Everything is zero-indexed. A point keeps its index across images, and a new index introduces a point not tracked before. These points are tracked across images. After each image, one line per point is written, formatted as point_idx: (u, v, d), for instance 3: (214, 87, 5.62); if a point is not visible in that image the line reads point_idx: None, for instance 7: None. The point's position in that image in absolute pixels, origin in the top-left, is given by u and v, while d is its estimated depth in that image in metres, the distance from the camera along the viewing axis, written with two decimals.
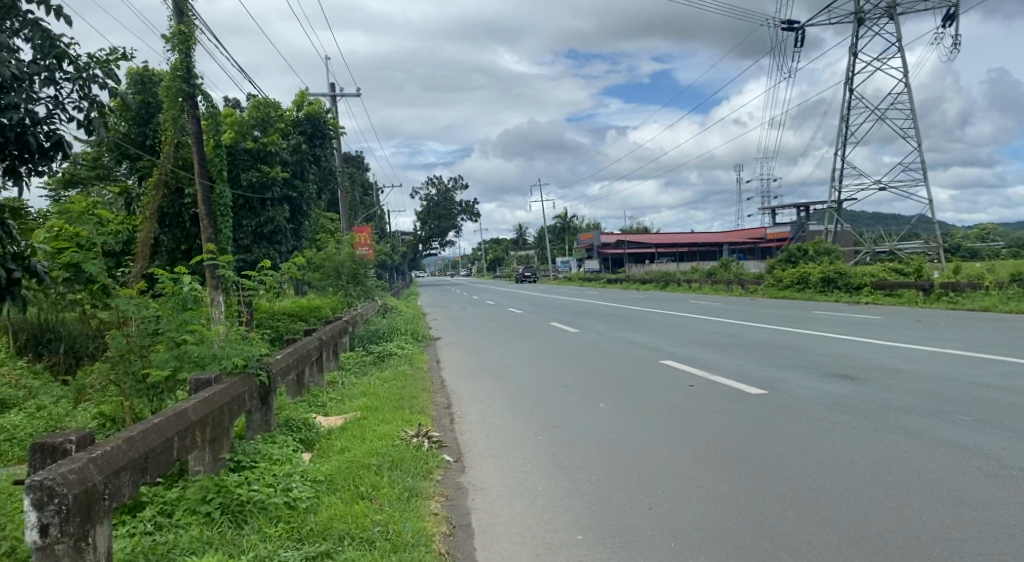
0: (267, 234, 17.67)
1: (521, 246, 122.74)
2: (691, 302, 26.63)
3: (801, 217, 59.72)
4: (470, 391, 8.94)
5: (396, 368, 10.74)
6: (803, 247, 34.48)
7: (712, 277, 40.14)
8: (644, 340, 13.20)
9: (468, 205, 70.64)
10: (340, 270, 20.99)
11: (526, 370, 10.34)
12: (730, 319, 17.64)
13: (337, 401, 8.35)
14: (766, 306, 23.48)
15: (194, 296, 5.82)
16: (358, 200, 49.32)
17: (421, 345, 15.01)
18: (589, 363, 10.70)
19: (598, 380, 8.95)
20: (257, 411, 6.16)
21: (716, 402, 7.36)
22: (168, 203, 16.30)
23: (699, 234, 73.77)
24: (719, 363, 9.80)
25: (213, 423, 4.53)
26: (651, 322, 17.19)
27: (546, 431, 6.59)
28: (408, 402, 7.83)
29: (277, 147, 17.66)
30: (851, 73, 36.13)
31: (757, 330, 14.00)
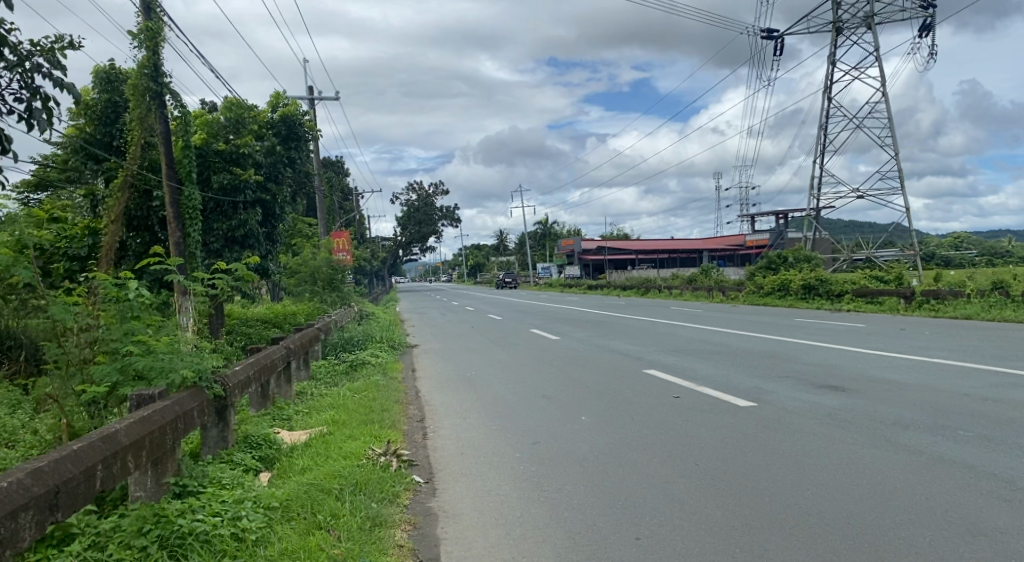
0: (239, 238, 17.12)
1: (502, 252, 122.42)
2: (673, 310, 26.39)
3: (780, 225, 60.04)
4: (445, 403, 8.53)
5: (370, 378, 10.28)
6: (783, 255, 34.48)
7: (692, 283, 40.05)
8: (627, 349, 12.88)
9: (448, 211, 70.18)
10: (316, 275, 20.47)
11: (504, 381, 9.95)
12: (713, 327, 17.40)
13: (304, 414, 7.89)
14: (748, 313, 23.27)
15: (140, 303, 5.36)
16: (337, 205, 48.67)
17: (398, 353, 14.58)
18: (571, 372, 10.35)
19: (579, 391, 8.58)
20: (213, 427, 5.71)
21: (702, 415, 7.03)
22: (134, 205, 15.68)
23: (679, 240, 73.87)
24: (705, 373, 9.49)
25: (156, 446, 4.08)
26: (633, 330, 16.91)
27: (525, 448, 6.20)
28: (379, 415, 7.40)
29: (251, 149, 17.12)
30: (829, 82, 36.37)
31: (741, 338, 13.74)
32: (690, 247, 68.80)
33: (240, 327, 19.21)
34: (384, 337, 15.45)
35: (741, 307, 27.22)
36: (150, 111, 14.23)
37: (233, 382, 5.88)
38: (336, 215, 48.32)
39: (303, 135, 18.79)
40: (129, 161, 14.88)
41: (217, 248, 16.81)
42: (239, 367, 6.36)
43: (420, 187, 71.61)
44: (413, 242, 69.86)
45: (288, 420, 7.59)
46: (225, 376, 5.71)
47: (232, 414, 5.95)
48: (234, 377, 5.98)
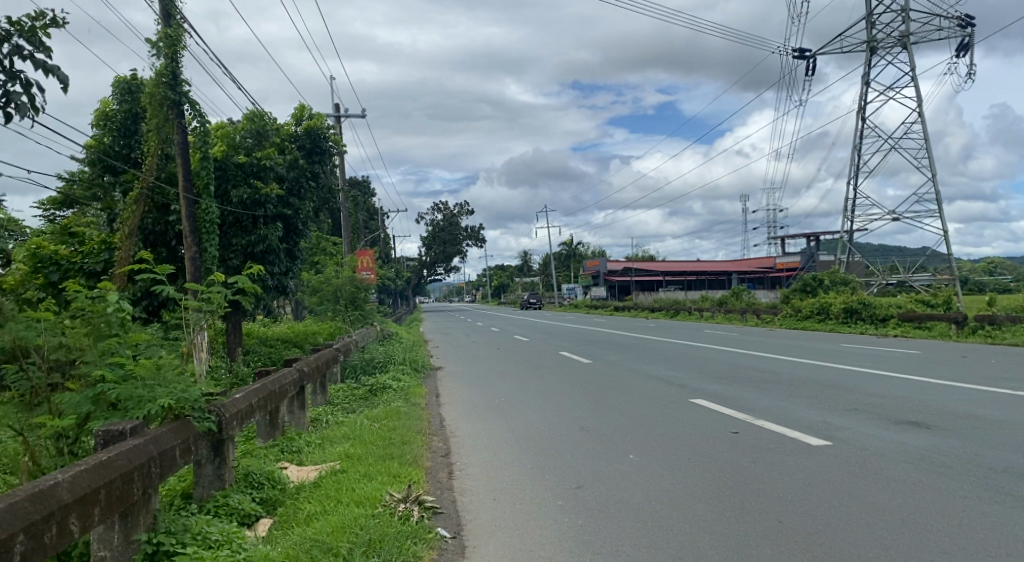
0: (259, 254, 16.50)
1: (526, 273, 121.46)
2: (706, 333, 25.22)
3: (812, 247, 58.73)
4: (473, 435, 7.66)
5: (388, 404, 9.46)
6: (819, 277, 33.28)
7: (723, 306, 38.91)
8: (666, 375, 12.00)
9: (473, 231, 69.64)
10: (339, 293, 19.80)
11: (537, 409, 9.07)
12: (754, 351, 16.41)
13: (316, 445, 7.08)
14: (788, 337, 22.06)
15: (122, 318, 4.60)
16: (361, 223, 48.20)
17: (421, 376, 13.79)
18: (610, 400, 9.44)
19: (622, 423, 7.69)
20: (209, 463, 4.95)
21: (770, 454, 6.11)
22: (150, 219, 15.13)
23: (707, 262, 72.46)
24: (759, 405, 8.60)
25: (125, 497, 3.29)
26: (669, 353, 16.00)
27: (568, 494, 5.31)
28: (398, 449, 6.56)
29: (272, 162, 16.55)
30: (863, 102, 35.51)
31: (790, 365, 12.74)
32: (718, 269, 67.26)
33: (259, 347, 18.62)
34: (408, 358, 14.66)
35: (779, 331, 25.98)
36: (169, 122, 13.73)
37: (232, 409, 5.13)
38: (359, 234, 47.87)
39: (328, 148, 18.12)
40: (145, 173, 14.40)
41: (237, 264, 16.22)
42: (242, 393, 5.61)
43: (444, 207, 71.09)
44: (438, 262, 69.37)
45: (297, 455, 6.75)
46: (222, 405, 4.96)
47: (231, 448, 5.21)
48: (234, 404, 5.24)
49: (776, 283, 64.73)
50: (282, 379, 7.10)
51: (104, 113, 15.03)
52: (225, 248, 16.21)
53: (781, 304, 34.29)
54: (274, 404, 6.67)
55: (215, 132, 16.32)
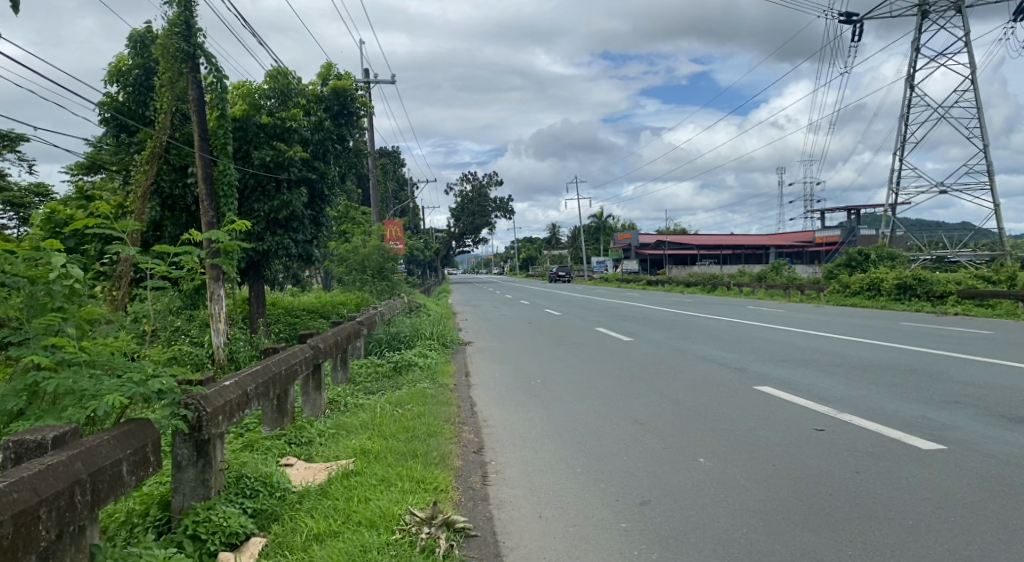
0: (281, 221, 15.57)
1: (555, 245, 120.05)
2: (748, 308, 23.95)
3: (852, 221, 56.69)
4: (509, 426, 6.66)
5: (416, 385, 8.51)
6: (866, 251, 31.65)
7: (762, 281, 37.45)
8: (718, 356, 10.91)
9: (503, 202, 68.41)
10: (365, 263, 18.90)
11: (580, 395, 8.04)
12: (807, 330, 15.21)
13: (333, 435, 6.13)
14: (838, 314, 20.69)
15: (68, 289, 3.61)
16: (389, 191, 47.44)
17: (450, 352, 12.87)
18: (663, 386, 8.37)
19: (682, 417, 6.61)
20: (189, 467, 4.05)
21: (876, 460, 5.01)
22: (166, 181, 14.39)
23: (742, 236, 70.44)
24: (839, 395, 7.49)
25: (25, 540, 2.33)
26: (716, 331, 14.87)
27: (632, 512, 4.27)
28: (422, 443, 5.59)
29: (298, 123, 15.54)
30: (913, 68, 33.68)
31: (855, 347, 11.52)
32: (754, 244, 65.19)
33: (284, 318, 17.91)
34: (436, 333, 13.70)
35: (825, 307, 24.59)
36: (182, 76, 12.87)
37: (220, 400, 4.12)
38: (388, 202, 47.04)
39: (356, 111, 17.02)
40: (157, 130, 13.55)
41: (259, 232, 15.33)
42: (234, 379, 4.60)
43: (474, 178, 69.87)
44: (467, 234, 68.52)
45: (302, 447, 5.79)
46: (203, 396, 3.94)
47: (219, 448, 4.26)
48: (222, 392, 4.23)
49: (814, 258, 62.71)
50: (292, 358, 6.13)
51: (117, 69, 14.18)
52: (246, 213, 15.27)
53: (825, 279, 32.76)
54: (281, 390, 5.73)
55: (234, 90, 15.37)
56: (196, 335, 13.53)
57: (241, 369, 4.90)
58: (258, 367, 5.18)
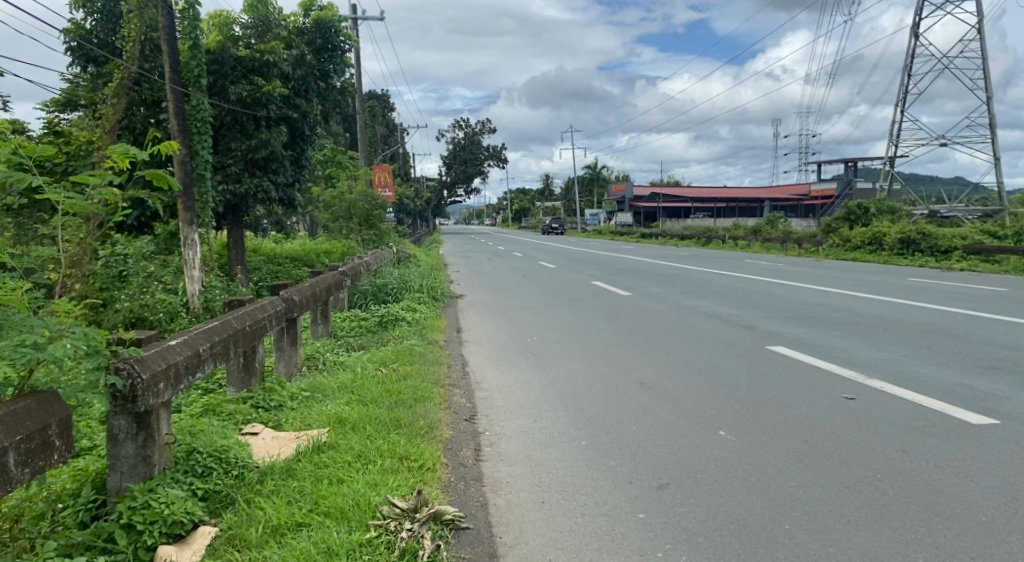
0: (259, 161, 14.71)
1: (547, 196, 118.77)
2: (746, 262, 23.41)
3: (848, 174, 55.95)
4: (504, 389, 6.06)
5: (402, 342, 7.90)
6: (864, 204, 31.03)
7: (758, 234, 36.82)
8: (724, 313, 10.35)
9: (496, 151, 67.00)
10: (353, 210, 18.04)
11: (581, 355, 7.43)
12: (811, 285, 14.68)
13: (309, 396, 5.52)
14: (839, 269, 20.14)
15: None
16: (378, 136, 46.15)
17: (440, 305, 12.25)
18: (670, 346, 7.81)
19: (694, 382, 6.03)
20: (127, 441, 3.41)
21: (920, 438, 4.47)
22: (139, 117, 13.52)
23: (737, 188, 69.55)
24: (862, 358, 6.95)
25: None
26: (717, 286, 14.31)
27: (650, 497, 3.69)
28: (407, 410, 4.97)
29: (278, 57, 14.51)
30: (919, 15, 32.61)
31: (867, 304, 10.98)
32: (749, 197, 64.34)
33: (267, 266, 17.18)
34: (426, 284, 13.03)
35: (824, 262, 24.03)
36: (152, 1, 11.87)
37: (167, 366, 3.44)
38: (377, 148, 45.79)
39: (340, 45, 16.00)
40: (126, 61, 12.56)
41: (237, 173, 14.47)
42: (185, 336, 3.91)
43: (466, 125, 68.19)
44: (459, 183, 67.27)
45: (271, 411, 5.16)
46: (139, 360, 3.25)
47: (165, 419, 3.63)
48: (169, 354, 3.55)
49: (809, 212, 62.08)
50: (261, 311, 5.47)
51: None
52: (223, 153, 14.40)
53: (823, 232, 32.17)
54: (247, 348, 5.09)
55: (211, 19, 14.27)
56: (171, 282, 12.89)
57: (199, 325, 4.24)
58: (218, 321, 4.51)
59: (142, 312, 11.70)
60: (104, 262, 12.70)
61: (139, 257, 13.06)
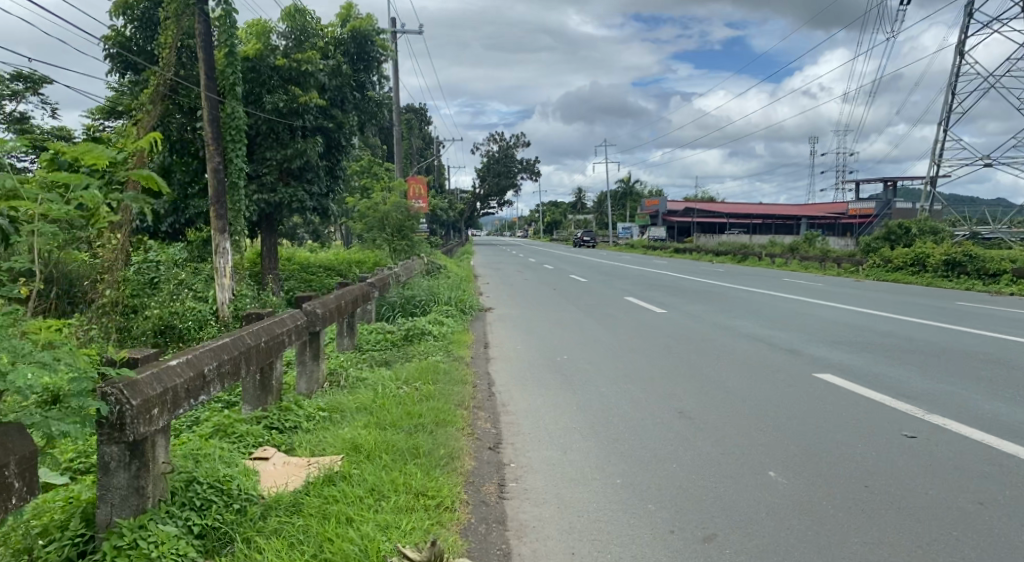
0: (294, 171, 14.56)
1: (579, 210, 118.33)
2: (785, 282, 22.74)
3: (889, 193, 54.68)
4: (531, 414, 5.68)
5: (428, 358, 7.55)
6: (907, 224, 30.11)
7: (796, 252, 35.98)
8: (766, 335, 9.87)
9: (529, 163, 66.78)
10: (384, 221, 17.86)
11: (613, 377, 7.01)
12: (855, 306, 14.07)
13: (326, 416, 5.20)
14: (881, 291, 19.40)
15: None
16: (413, 147, 46.17)
17: (469, 318, 11.94)
18: (708, 370, 7.36)
19: (736, 412, 5.60)
20: (119, 470, 3.11)
21: (997, 488, 3.99)
22: (174, 124, 13.48)
23: (774, 205, 68.37)
24: (919, 390, 6.48)
25: None
26: (757, 306, 13.79)
27: (692, 553, 3.29)
28: (427, 437, 4.61)
29: (314, 67, 14.38)
30: (967, 31, 31.69)
31: (916, 329, 10.38)
32: (786, 214, 63.21)
33: (298, 275, 17.12)
34: (455, 298, 12.71)
35: (864, 282, 23.23)
36: (188, 8, 11.80)
37: (163, 390, 3.15)
38: (410, 159, 45.87)
39: (376, 56, 15.80)
40: (162, 67, 12.49)
41: (271, 181, 14.37)
42: (190, 355, 3.61)
43: (500, 137, 68.19)
44: (492, 195, 67.15)
45: (286, 432, 4.85)
46: (131, 384, 2.95)
47: (162, 447, 3.32)
48: (169, 376, 3.26)
49: (848, 230, 60.74)
50: (280, 325, 5.19)
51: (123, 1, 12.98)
52: (258, 161, 14.29)
53: (864, 252, 31.26)
54: (262, 366, 4.79)
55: (249, 28, 14.21)
56: (202, 289, 12.74)
57: (209, 341, 3.96)
58: (231, 336, 4.24)
59: (170, 320, 11.63)
60: (137, 269, 13.20)
61: (171, 264, 13.32)
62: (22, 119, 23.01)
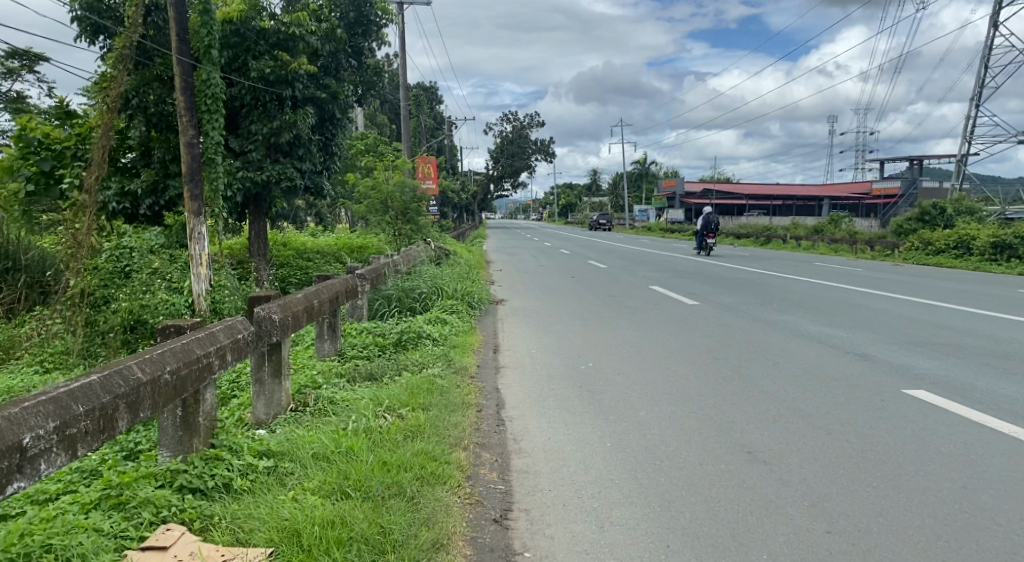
0: (283, 146, 13.12)
1: (594, 191, 116.28)
2: (819, 266, 21.16)
3: (915, 172, 52.64)
4: (553, 457, 4.26)
5: (422, 371, 6.14)
6: (942, 204, 28.36)
7: (822, 234, 34.27)
8: (825, 334, 8.43)
9: (543, 144, 64.87)
10: (388, 203, 16.39)
11: (652, 396, 5.59)
12: (911, 296, 12.56)
13: (268, 469, 3.79)
14: (927, 276, 17.74)
15: None
16: (421, 126, 44.55)
17: (476, 313, 10.53)
18: (769, 386, 5.94)
19: (823, 458, 4.22)
20: None
21: None
22: (152, 96, 12.17)
23: (796, 186, 66.29)
24: None
25: None
26: (800, 296, 12.33)
27: None
28: (401, 513, 3.22)
29: (305, 30, 12.94)
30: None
31: (1001, 326, 8.86)
32: (808, 194, 61.17)
33: (295, 261, 15.84)
34: (461, 289, 11.28)
35: (904, 266, 21.52)
36: None
37: None
38: (420, 141, 44.05)
39: (374, 19, 14.31)
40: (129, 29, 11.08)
41: (257, 159, 12.88)
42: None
43: (514, 118, 66.18)
44: (506, 176, 65.49)
45: (206, 498, 3.46)
46: None
47: None
48: None
49: (873, 211, 58.55)
50: (204, 344, 3.75)
51: None
52: (244, 136, 12.87)
53: (898, 233, 29.49)
54: (171, 404, 3.38)
55: None
56: (178, 279, 11.29)
57: (64, 384, 2.59)
58: (113, 368, 2.84)
59: (142, 314, 10.25)
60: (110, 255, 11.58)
61: (146, 249, 11.70)
62: (16, 99, 21.73)
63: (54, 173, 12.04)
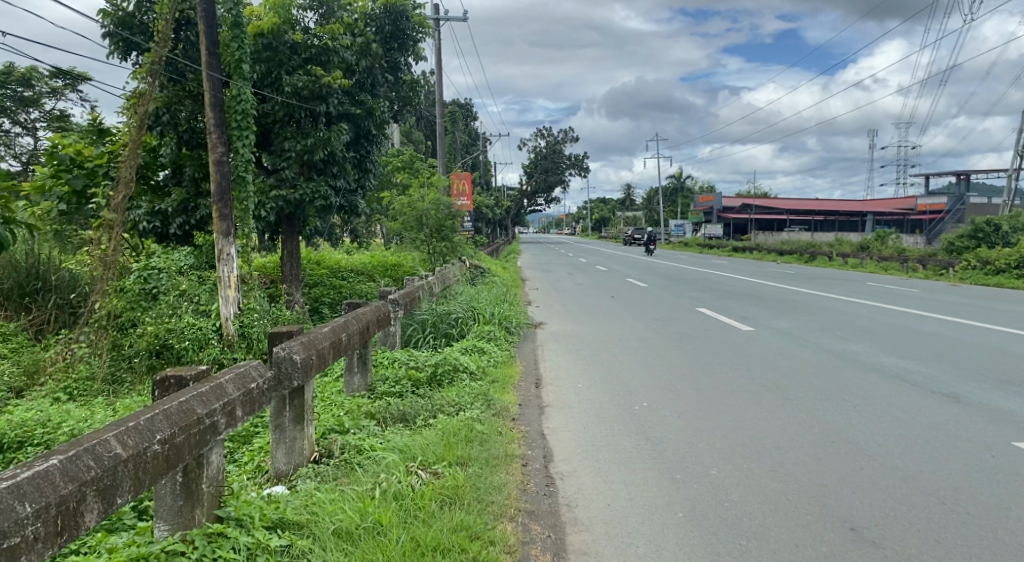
0: (316, 163, 12.70)
1: (628, 206, 115.15)
2: (871, 286, 20.07)
3: (964, 186, 50.71)
4: (616, 533, 3.60)
5: (460, 414, 5.51)
6: (998, 220, 26.96)
7: (868, 251, 32.95)
8: (903, 369, 7.60)
9: (577, 159, 64.12)
10: (422, 221, 15.87)
11: (723, 448, 4.89)
12: (982, 321, 11.60)
13: (279, 549, 3.18)
14: (991, 298, 16.59)
15: None
16: (456, 142, 44.21)
17: (516, 339, 9.89)
18: (855, 435, 5.20)
19: (943, 540, 3.50)
20: None
21: None
22: (184, 112, 11.82)
23: (838, 201, 64.56)
24: None
25: None
26: (863, 322, 11.42)
27: None
28: None
29: (339, 44, 12.53)
30: None
31: None
32: (851, 209, 59.46)
33: (327, 280, 15.41)
34: (499, 313, 10.64)
35: (963, 287, 20.29)
36: None
37: None
38: (455, 156, 43.66)
39: (410, 32, 13.80)
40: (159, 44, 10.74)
41: (290, 176, 12.48)
42: None
43: (548, 133, 65.68)
44: (540, 191, 64.94)
45: None
46: None
47: None
48: None
49: (919, 226, 56.59)
50: (208, 401, 3.16)
51: None
52: (277, 152, 12.45)
53: (951, 250, 28.13)
54: (164, 475, 2.80)
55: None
56: (206, 302, 10.74)
57: (15, 474, 2.26)
58: (86, 444, 2.47)
59: (168, 338, 9.87)
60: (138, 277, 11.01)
61: (175, 271, 11.09)
62: (58, 116, 21.84)
63: (84, 191, 11.77)
